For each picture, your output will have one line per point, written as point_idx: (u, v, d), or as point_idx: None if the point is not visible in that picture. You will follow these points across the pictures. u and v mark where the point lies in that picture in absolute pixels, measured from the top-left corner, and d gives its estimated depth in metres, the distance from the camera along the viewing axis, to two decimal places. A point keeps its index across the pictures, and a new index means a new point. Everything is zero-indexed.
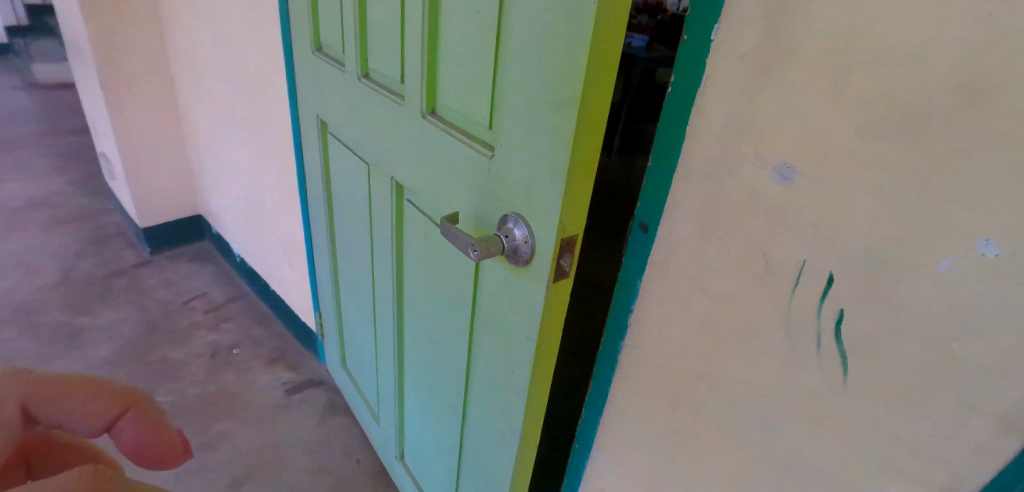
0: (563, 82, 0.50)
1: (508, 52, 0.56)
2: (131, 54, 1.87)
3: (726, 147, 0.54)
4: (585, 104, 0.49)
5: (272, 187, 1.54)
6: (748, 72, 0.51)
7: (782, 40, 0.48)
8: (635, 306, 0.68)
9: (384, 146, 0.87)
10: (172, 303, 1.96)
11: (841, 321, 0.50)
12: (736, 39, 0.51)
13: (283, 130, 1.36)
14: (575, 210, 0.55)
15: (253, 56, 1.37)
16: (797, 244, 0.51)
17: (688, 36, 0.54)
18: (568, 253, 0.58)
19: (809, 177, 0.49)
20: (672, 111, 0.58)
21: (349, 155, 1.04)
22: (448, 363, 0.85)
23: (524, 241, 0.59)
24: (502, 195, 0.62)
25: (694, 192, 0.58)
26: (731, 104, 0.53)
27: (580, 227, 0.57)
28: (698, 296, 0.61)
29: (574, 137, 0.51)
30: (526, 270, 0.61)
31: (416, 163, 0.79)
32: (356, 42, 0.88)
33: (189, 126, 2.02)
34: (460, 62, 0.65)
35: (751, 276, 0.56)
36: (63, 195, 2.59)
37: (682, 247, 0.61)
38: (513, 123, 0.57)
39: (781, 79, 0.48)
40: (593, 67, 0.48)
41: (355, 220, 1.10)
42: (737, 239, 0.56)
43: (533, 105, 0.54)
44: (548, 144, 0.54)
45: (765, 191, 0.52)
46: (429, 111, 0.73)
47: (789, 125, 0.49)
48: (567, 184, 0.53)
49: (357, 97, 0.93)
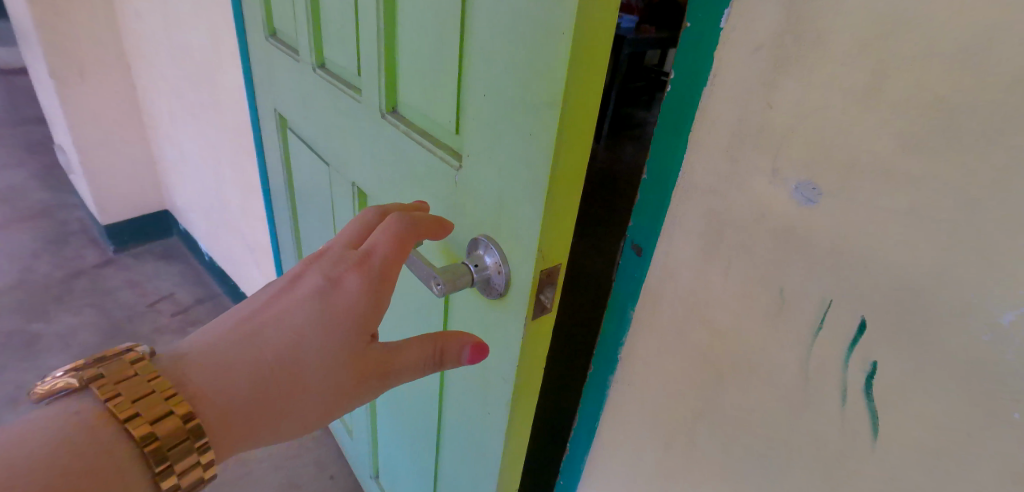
0: (539, 83, 0.40)
1: (474, 43, 0.46)
2: (80, 39, 1.73)
3: (731, 160, 0.45)
4: (565, 113, 0.39)
5: (235, 184, 1.43)
6: (760, 69, 0.41)
7: (807, 31, 0.38)
8: (627, 335, 0.60)
9: (344, 147, 0.77)
10: (136, 306, 1.85)
11: (872, 377, 0.42)
12: (747, 28, 0.41)
13: (242, 123, 1.25)
14: (556, 236, 0.46)
15: (208, 41, 1.25)
16: (818, 279, 0.43)
17: (691, 25, 0.45)
18: (549, 286, 0.49)
19: (833, 200, 0.40)
20: (671, 114, 0.49)
21: (309, 155, 0.94)
22: (420, 391, 0.77)
23: (496, 270, 0.50)
24: (470, 214, 0.53)
25: (695, 212, 0.49)
26: (741, 108, 0.43)
27: (563, 255, 0.48)
28: (695, 331, 0.53)
29: (554, 152, 0.41)
30: (500, 303, 0.52)
31: (378, 169, 0.69)
32: (309, 27, 0.77)
33: (148, 115, 1.88)
34: (419, 55, 0.55)
35: (760, 313, 0.47)
36: (21, 188, 2.44)
37: (678, 274, 0.52)
38: (481, 129, 0.47)
39: (802, 79, 0.39)
40: (577, 64, 0.38)
41: (320, 225, 1.00)
42: (743, 270, 0.47)
43: (504, 109, 0.44)
44: (521, 156, 0.44)
45: (778, 216, 0.43)
46: (389, 110, 0.63)
47: (811, 135, 0.40)
48: (547, 207, 0.44)
49: (312, 89, 0.82)
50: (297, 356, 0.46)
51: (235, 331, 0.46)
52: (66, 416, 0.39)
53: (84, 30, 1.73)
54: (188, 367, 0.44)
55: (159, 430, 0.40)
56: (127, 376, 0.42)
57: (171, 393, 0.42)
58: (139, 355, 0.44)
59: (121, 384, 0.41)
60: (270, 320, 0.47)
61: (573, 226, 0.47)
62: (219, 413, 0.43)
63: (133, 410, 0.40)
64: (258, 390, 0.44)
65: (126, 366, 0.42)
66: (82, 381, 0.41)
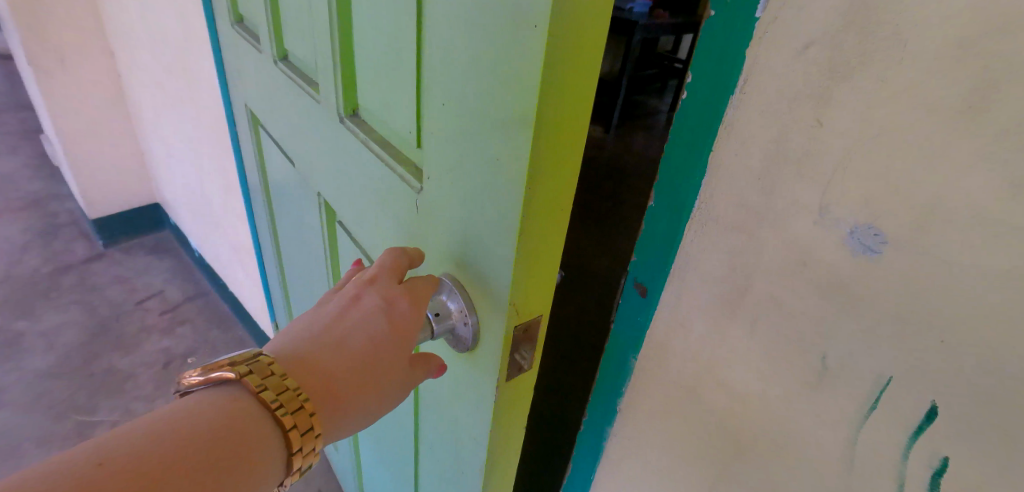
0: (507, 94, 0.31)
1: (429, 38, 0.36)
2: (59, 23, 1.64)
3: (764, 190, 0.35)
4: (540, 136, 0.30)
5: (216, 180, 1.35)
6: (806, 74, 0.31)
7: (881, 23, 0.28)
8: (628, 386, 0.50)
9: (308, 151, 0.67)
10: (123, 303, 1.77)
11: (941, 476, 0.32)
12: (793, 20, 0.31)
13: (218, 116, 1.16)
14: (532, 284, 0.37)
15: (182, 27, 1.16)
16: (873, 348, 0.33)
17: (713, 16, 0.35)
18: (525, 344, 0.41)
19: (902, 250, 0.30)
20: (684, 131, 0.38)
21: (280, 157, 0.84)
22: (394, 431, 0.67)
23: (461, 321, 0.42)
24: (434, 247, 0.43)
25: (713, 252, 0.39)
26: (780, 125, 0.33)
27: (543, 305, 0.39)
28: (710, 391, 0.43)
29: (528, 182, 0.32)
30: (471, 357, 0.43)
31: (341, 180, 0.59)
32: (269, 14, 0.68)
33: (133, 105, 1.80)
34: (376, 48, 0.45)
35: (791, 380, 0.38)
36: (12, 178, 2.37)
37: (692, 323, 0.42)
38: (442, 147, 0.38)
39: (869, 89, 0.29)
40: (555, 71, 0.29)
41: (292, 233, 0.91)
42: (773, 327, 0.37)
43: (467, 123, 0.35)
44: (489, 184, 0.34)
45: (825, 265, 0.33)
46: (349, 113, 0.53)
47: (877, 163, 0.29)
48: (519, 250, 0.35)
49: (275, 85, 0.73)
50: (375, 371, 0.40)
51: (313, 338, 0.40)
52: (219, 406, 0.35)
53: (63, 14, 1.64)
54: (293, 365, 0.38)
55: (298, 421, 0.36)
56: (267, 371, 0.37)
57: (298, 387, 0.37)
58: (262, 351, 0.38)
59: (263, 377, 0.36)
60: (341, 335, 0.40)
61: (555, 271, 0.38)
62: (327, 416, 0.38)
63: (277, 400, 0.36)
64: (350, 398, 0.39)
65: (257, 361, 0.37)
66: (235, 374, 0.36)
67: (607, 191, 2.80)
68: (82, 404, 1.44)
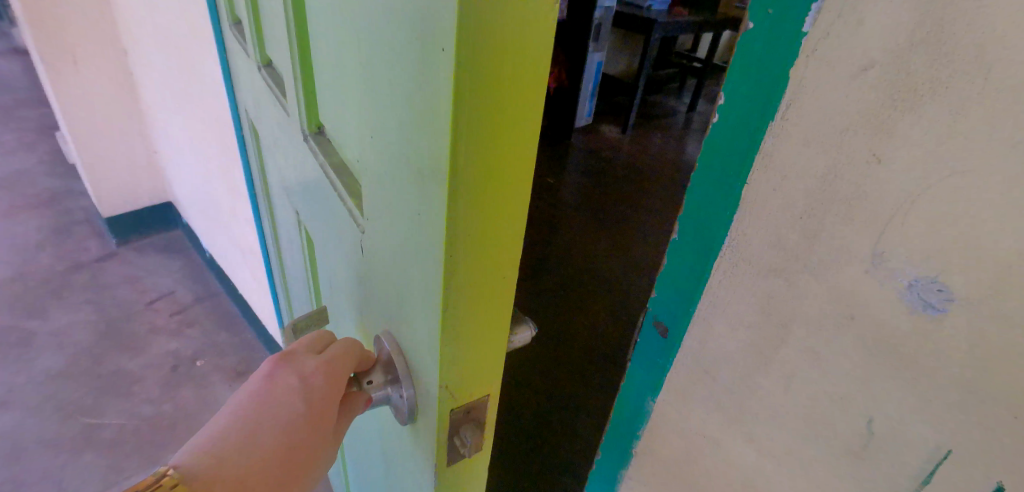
0: (422, 137, 0.26)
1: (359, 62, 0.31)
2: (71, 20, 1.64)
3: (809, 229, 0.31)
4: (457, 194, 0.26)
5: (223, 183, 1.33)
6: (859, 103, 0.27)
7: (957, 43, 0.23)
8: (644, 429, 0.46)
9: (287, 166, 0.64)
10: (134, 303, 1.76)
11: None
12: (850, 35, 0.26)
13: (224, 119, 1.14)
14: (468, 352, 0.33)
15: (186, 26, 1.14)
16: (930, 420, 0.28)
17: (753, 25, 0.31)
18: (467, 421, 0.37)
19: (972, 312, 0.25)
20: (715, 159, 0.35)
21: (272, 163, 0.82)
22: (359, 455, 0.64)
23: (400, 393, 0.38)
24: (379, 293, 0.39)
25: (747, 294, 0.35)
26: (830, 159, 0.29)
27: (486, 376, 0.36)
28: (733, 444, 0.39)
29: (449, 247, 0.28)
30: (412, 429, 0.39)
31: (311, 201, 0.55)
32: (254, 23, 0.65)
33: (145, 104, 1.79)
34: (324, 64, 0.40)
35: (828, 444, 0.33)
36: (31, 175, 2.39)
37: (718, 370, 0.38)
38: (377, 186, 0.34)
39: (938, 121, 0.24)
40: (474, 117, 0.24)
41: (285, 239, 0.89)
42: (810, 385, 0.33)
43: (394, 164, 0.30)
44: (413, 240, 0.30)
45: (872, 320, 0.29)
46: (314, 131, 0.49)
47: (946, 206, 0.25)
48: (448, 318, 0.31)
49: (262, 95, 0.70)
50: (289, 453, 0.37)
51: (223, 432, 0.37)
52: None
53: (74, 13, 1.63)
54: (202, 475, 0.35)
55: None
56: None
57: None
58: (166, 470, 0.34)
59: None
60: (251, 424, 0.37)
61: (491, 339, 0.34)
62: None
63: None
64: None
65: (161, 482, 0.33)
66: None
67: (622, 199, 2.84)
68: (89, 407, 1.43)
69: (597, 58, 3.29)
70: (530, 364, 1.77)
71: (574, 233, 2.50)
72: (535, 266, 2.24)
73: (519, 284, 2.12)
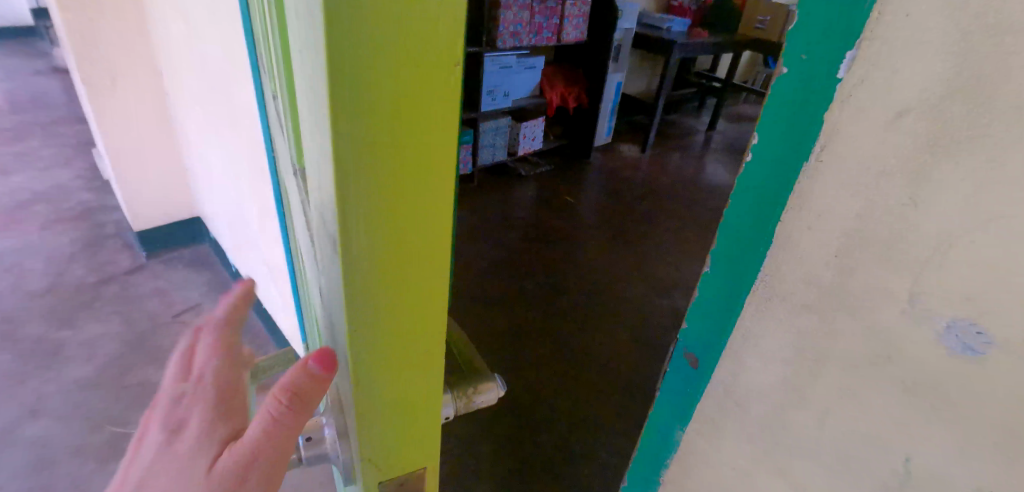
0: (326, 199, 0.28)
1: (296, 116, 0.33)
2: (112, 44, 1.72)
3: (841, 273, 0.38)
4: (355, 254, 0.27)
5: (252, 202, 1.36)
6: (878, 180, 0.35)
7: (979, 121, 0.30)
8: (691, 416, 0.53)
9: (289, 188, 0.66)
10: (162, 316, 1.81)
11: None
12: (882, 97, 0.33)
13: (256, 142, 1.17)
14: (391, 400, 0.35)
15: (223, 53, 1.18)
16: (958, 441, 0.35)
17: (788, 69, 0.38)
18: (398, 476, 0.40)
19: (998, 355, 0.32)
20: (759, 178, 0.42)
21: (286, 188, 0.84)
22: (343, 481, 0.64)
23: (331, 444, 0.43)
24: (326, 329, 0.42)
25: (791, 304, 0.42)
26: (864, 196, 0.35)
27: (404, 432, 0.37)
28: (787, 457, 0.45)
29: (353, 302, 0.29)
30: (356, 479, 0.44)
31: (300, 225, 0.57)
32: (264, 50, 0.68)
33: (178, 123, 1.86)
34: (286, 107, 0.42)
35: (867, 459, 0.40)
36: (66, 189, 2.47)
37: (767, 385, 0.45)
38: (315, 233, 0.36)
39: (961, 184, 0.31)
40: (367, 184, 0.25)
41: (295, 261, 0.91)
42: (851, 409, 0.40)
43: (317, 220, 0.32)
44: (332, 289, 0.32)
45: (912, 360, 0.35)
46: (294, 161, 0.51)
47: (973, 264, 0.31)
48: (360, 370, 0.32)
49: (276, 118, 0.73)
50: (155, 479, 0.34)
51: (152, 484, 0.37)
52: None
53: (116, 37, 1.71)
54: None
55: None
56: None
57: None
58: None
59: None
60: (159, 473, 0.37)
61: (416, 390, 0.35)
62: None
63: None
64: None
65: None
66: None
67: (641, 219, 2.85)
68: (116, 417, 1.46)
69: (616, 78, 3.33)
70: (547, 383, 1.77)
71: (593, 253, 2.51)
72: (553, 285, 2.24)
73: (537, 303, 2.13)
